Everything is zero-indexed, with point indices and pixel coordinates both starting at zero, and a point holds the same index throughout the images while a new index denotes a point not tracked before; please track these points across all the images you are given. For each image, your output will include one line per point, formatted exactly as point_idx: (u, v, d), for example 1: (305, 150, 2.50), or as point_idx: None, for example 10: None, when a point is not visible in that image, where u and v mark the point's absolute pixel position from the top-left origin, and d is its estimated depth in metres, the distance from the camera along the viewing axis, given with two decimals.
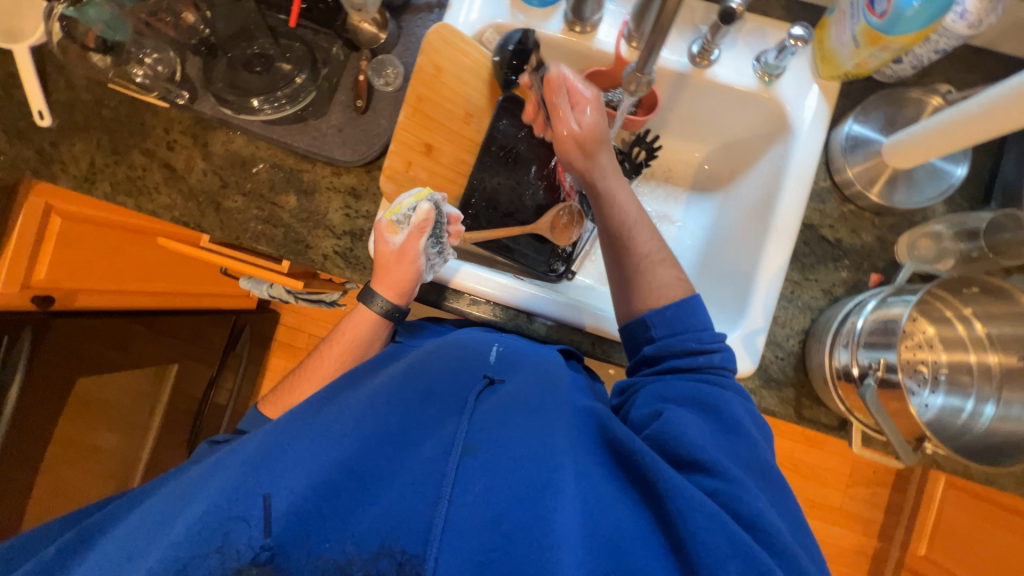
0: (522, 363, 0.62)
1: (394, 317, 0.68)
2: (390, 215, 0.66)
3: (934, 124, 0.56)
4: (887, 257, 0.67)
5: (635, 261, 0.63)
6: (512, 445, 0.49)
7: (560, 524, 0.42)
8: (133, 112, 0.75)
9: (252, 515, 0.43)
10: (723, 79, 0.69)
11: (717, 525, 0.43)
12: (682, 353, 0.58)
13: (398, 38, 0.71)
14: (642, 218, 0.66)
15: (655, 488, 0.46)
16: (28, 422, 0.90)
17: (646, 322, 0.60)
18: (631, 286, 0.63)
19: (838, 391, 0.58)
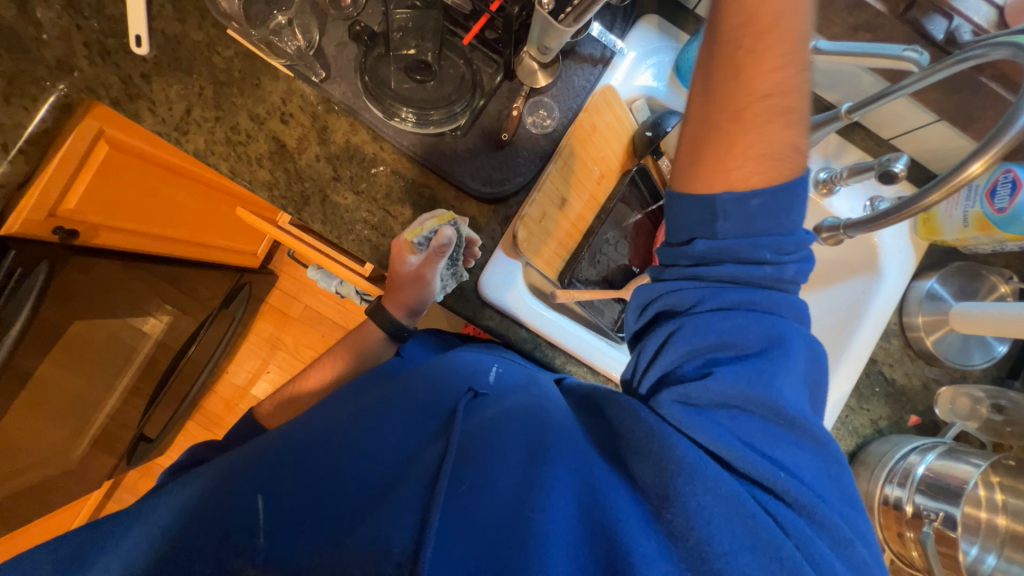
0: (516, 386, 0.61)
1: (400, 336, 0.72)
2: (410, 236, 0.62)
3: (1011, 310, 0.64)
4: (926, 403, 0.76)
5: (738, 106, 0.44)
6: (504, 452, 0.50)
7: (551, 529, 0.42)
8: (248, 68, 0.68)
9: (254, 507, 0.50)
10: (839, 213, 0.75)
11: (734, 511, 0.41)
12: (734, 263, 0.47)
13: (556, 81, 0.69)
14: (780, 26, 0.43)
15: (665, 467, 0.44)
16: (19, 368, 0.77)
17: (714, 209, 0.46)
18: (721, 148, 0.45)
19: (880, 518, 0.66)
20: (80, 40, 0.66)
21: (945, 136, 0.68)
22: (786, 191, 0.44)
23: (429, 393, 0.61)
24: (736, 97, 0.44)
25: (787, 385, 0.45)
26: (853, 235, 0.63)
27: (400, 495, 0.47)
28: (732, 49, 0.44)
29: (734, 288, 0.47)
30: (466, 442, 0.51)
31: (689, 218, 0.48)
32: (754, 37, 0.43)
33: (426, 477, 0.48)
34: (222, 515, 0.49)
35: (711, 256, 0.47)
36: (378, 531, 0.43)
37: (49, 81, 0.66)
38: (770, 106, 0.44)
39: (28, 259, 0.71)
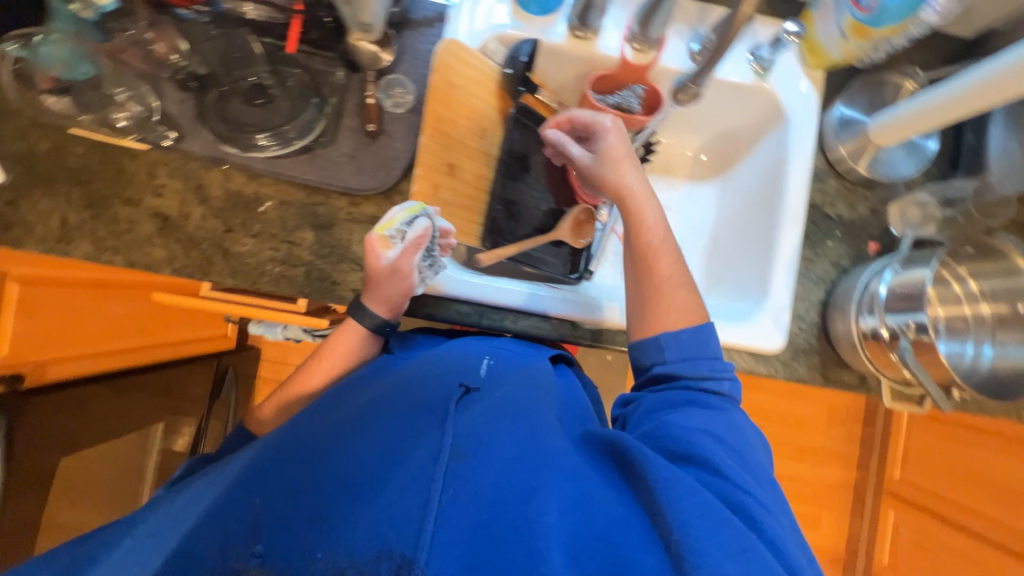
0: (508, 380, 0.62)
1: (384, 331, 0.66)
2: (382, 230, 0.61)
3: (918, 106, 0.62)
4: (881, 226, 0.74)
5: (656, 284, 0.62)
6: (503, 448, 0.51)
7: (549, 530, 0.44)
8: (106, 157, 0.67)
9: (247, 521, 0.46)
10: (724, 76, 0.74)
11: (705, 510, 0.46)
12: (690, 372, 0.60)
13: (401, 56, 0.68)
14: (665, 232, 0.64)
15: (644, 482, 0.49)
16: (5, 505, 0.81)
17: (659, 342, 0.60)
18: (649, 304, 0.62)
19: (867, 352, 0.64)
20: None
21: None
22: (704, 325, 0.61)
23: (420, 390, 0.58)
24: (646, 269, 0.64)
25: (730, 433, 0.56)
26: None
27: (401, 495, 0.46)
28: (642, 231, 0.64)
29: (686, 376, 0.60)
30: (468, 439, 0.51)
31: (645, 349, 0.62)
32: (628, 201, 0.64)
33: (426, 473, 0.48)
34: (207, 527, 0.46)
35: (666, 376, 0.60)
36: (377, 538, 0.43)
37: None
38: (674, 273, 0.64)
39: None
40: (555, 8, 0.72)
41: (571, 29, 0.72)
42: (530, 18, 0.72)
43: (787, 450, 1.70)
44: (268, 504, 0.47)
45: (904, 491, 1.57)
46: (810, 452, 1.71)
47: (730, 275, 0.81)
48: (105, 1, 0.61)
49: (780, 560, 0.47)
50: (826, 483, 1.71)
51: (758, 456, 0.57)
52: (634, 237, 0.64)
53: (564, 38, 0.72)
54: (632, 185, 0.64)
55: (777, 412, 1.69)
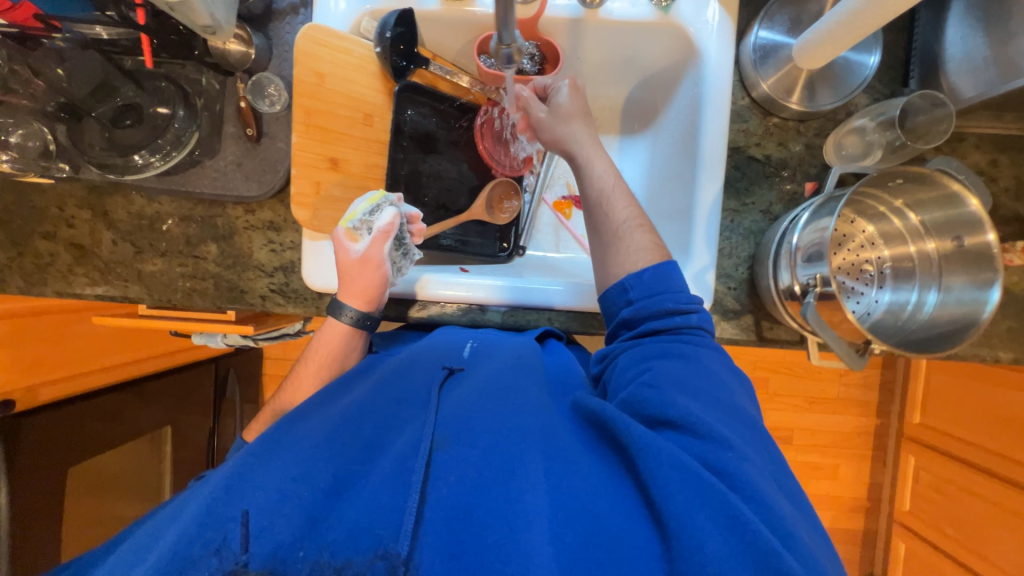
0: (493, 357, 0.59)
1: (367, 324, 0.63)
2: (346, 223, 0.63)
3: (836, 17, 0.53)
4: (818, 162, 0.66)
5: (613, 228, 0.61)
6: (489, 426, 0.46)
7: (538, 510, 0.40)
8: (19, 197, 0.70)
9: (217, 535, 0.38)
10: (620, 16, 0.66)
11: (685, 474, 0.41)
12: (659, 314, 0.56)
13: (270, 51, 0.66)
14: (615, 179, 0.62)
15: (628, 452, 0.44)
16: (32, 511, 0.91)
17: (623, 286, 0.58)
18: (610, 251, 0.60)
19: (787, 309, 0.59)
20: None
21: None
22: (667, 261, 0.58)
23: (403, 380, 0.55)
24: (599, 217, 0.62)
25: (718, 392, 0.51)
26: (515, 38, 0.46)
27: (382, 491, 0.41)
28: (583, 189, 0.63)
29: (649, 317, 0.57)
30: (450, 423, 0.47)
31: (612, 300, 0.60)
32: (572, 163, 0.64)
33: (405, 466, 0.43)
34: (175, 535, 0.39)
35: (636, 321, 0.57)
36: (358, 539, 0.38)
37: None
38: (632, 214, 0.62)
39: None
40: None
41: None
42: None
43: (796, 400, 1.62)
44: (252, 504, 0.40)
45: (928, 435, 1.47)
46: (822, 401, 1.62)
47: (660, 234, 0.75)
48: None
49: (800, 542, 0.40)
50: (843, 432, 1.63)
51: (749, 407, 0.52)
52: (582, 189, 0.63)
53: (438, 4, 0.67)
54: (580, 143, 0.64)
55: (784, 364, 1.61)
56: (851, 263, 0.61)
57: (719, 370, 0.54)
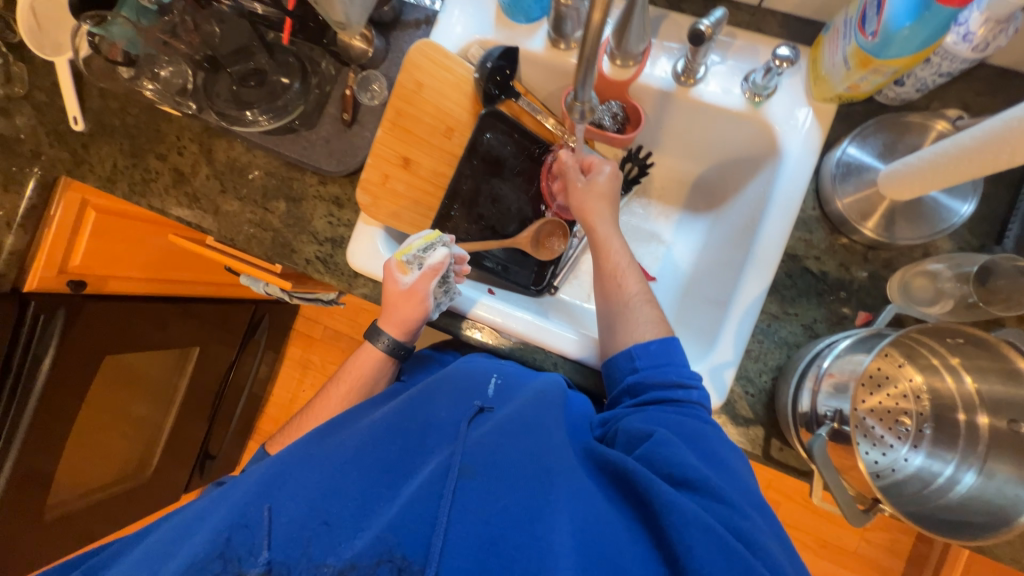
0: (519, 391, 0.61)
1: (399, 353, 0.70)
2: (400, 256, 0.65)
3: (933, 155, 0.51)
4: (878, 295, 0.62)
5: (622, 299, 0.66)
6: (510, 466, 0.49)
7: (561, 548, 0.43)
8: (151, 119, 0.82)
9: (255, 525, 0.47)
10: (710, 99, 0.67)
11: (712, 537, 0.43)
12: (665, 384, 0.59)
13: (385, 54, 0.73)
14: (629, 259, 0.70)
15: (649, 506, 0.47)
16: (66, 385, 0.99)
17: (629, 354, 0.62)
18: (619, 321, 0.66)
19: (799, 435, 0.55)
20: (43, 131, 0.86)
21: None
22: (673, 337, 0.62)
23: (433, 404, 0.58)
24: (612, 287, 0.68)
25: (730, 474, 0.52)
26: (588, 99, 0.51)
27: (415, 500, 0.46)
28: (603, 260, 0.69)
29: (653, 385, 0.59)
30: (475, 455, 0.50)
31: (616, 368, 0.64)
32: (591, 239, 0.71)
33: (436, 486, 0.48)
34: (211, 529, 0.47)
35: (637, 390, 0.60)
36: (380, 540, 0.44)
37: (27, 168, 0.86)
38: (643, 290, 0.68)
39: (46, 309, 0.94)
40: (539, 18, 0.71)
41: (551, 40, 0.71)
42: (515, 26, 0.72)
43: (806, 539, 1.46)
44: (284, 505, 0.48)
45: None
46: (835, 549, 1.45)
47: (693, 318, 0.74)
48: None
49: None
50: None
51: (760, 492, 0.54)
52: (599, 262, 0.70)
53: (543, 49, 0.72)
54: (601, 219, 0.71)
55: (801, 495, 1.47)
56: (887, 410, 0.57)
57: (730, 454, 0.55)
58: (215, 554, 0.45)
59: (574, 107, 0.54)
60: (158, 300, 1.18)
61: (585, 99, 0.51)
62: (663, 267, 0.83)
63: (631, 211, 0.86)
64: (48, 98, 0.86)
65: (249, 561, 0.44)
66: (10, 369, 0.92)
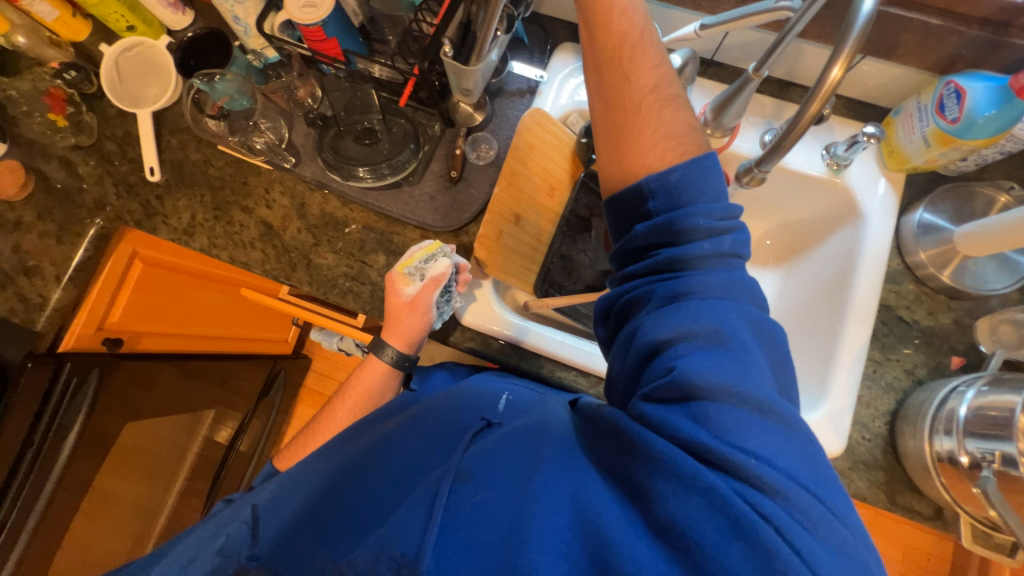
0: (526, 408, 0.58)
1: (405, 366, 0.71)
2: (402, 268, 0.68)
3: (1012, 219, 0.59)
4: (967, 340, 0.68)
5: (633, 101, 0.50)
6: (498, 463, 0.46)
7: (538, 536, 0.39)
8: (238, 171, 0.80)
9: (251, 526, 0.53)
10: (795, 166, 0.75)
11: (712, 503, 0.36)
12: (676, 253, 0.45)
13: (491, 118, 0.78)
14: (651, 46, 0.52)
15: (643, 465, 0.40)
16: (84, 456, 0.88)
17: (642, 191, 0.47)
18: (623, 135, 0.50)
19: (942, 478, 0.57)
20: (111, 182, 0.82)
21: (881, 71, 0.69)
22: (699, 159, 0.47)
23: (438, 421, 0.58)
24: (622, 102, 0.50)
25: (751, 384, 0.40)
26: (768, 170, 0.59)
27: (406, 510, 0.45)
28: (611, 56, 0.51)
29: (669, 262, 0.45)
30: (470, 456, 0.48)
31: (623, 213, 0.50)
32: (626, 50, 0.51)
33: (428, 489, 0.46)
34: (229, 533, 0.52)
35: (652, 242, 0.47)
36: (382, 538, 0.43)
37: (89, 219, 0.81)
38: (660, 102, 0.50)
39: (81, 369, 0.84)
40: None
41: None
42: None
43: None
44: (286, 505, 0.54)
45: None
46: None
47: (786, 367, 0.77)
48: (271, 55, 0.79)
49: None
50: None
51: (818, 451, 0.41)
52: (599, 46, 0.52)
53: None
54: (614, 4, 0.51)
55: None
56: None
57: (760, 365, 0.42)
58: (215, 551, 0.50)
59: (750, 170, 0.61)
60: (165, 360, 1.04)
61: (766, 167, 0.58)
62: None
63: None
64: (118, 147, 0.83)
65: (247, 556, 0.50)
66: (30, 444, 0.78)
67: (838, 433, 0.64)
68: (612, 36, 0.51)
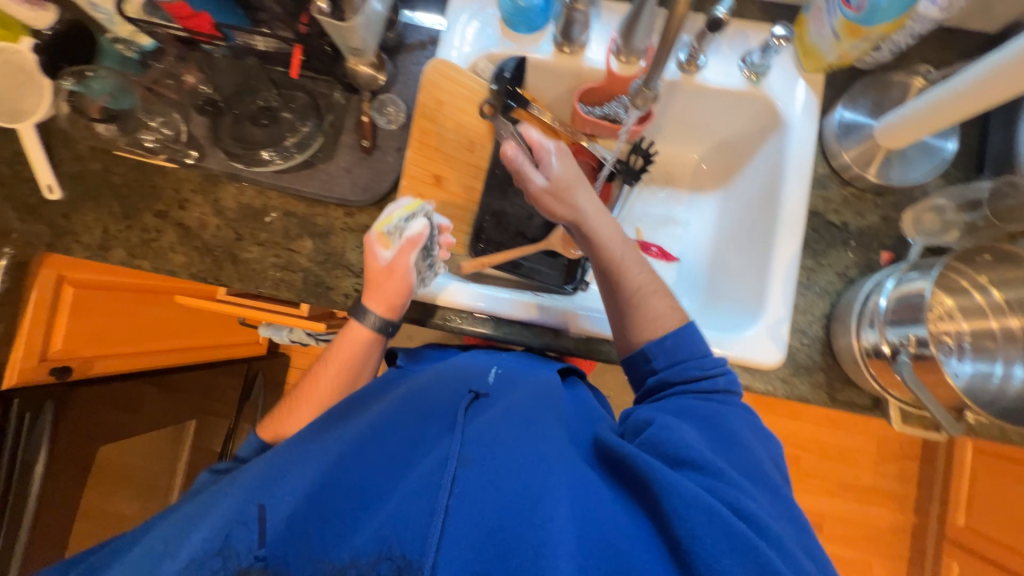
0: (514, 384, 0.61)
1: (389, 331, 0.65)
2: (380, 228, 0.63)
3: (925, 104, 0.58)
4: (894, 234, 0.69)
5: (626, 293, 0.61)
6: (507, 448, 0.48)
7: (554, 533, 0.41)
8: (141, 175, 0.76)
9: (253, 522, 0.45)
10: (713, 83, 0.72)
11: (716, 519, 0.41)
12: (684, 382, 0.56)
13: (396, 77, 0.74)
14: (630, 251, 0.63)
15: (650, 491, 0.45)
16: (54, 484, 0.89)
17: (645, 355, 0.59)
18: (627, 317, 0.61)
19: (871, 370, 0.59)
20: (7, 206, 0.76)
21: None
22: (687, 326, 0.59)
23: (430, 399, 0.58)
24: (617, 290, 0.62)
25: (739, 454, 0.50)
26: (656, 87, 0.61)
27: (410, 505, 0.44)
28: (598, 259, 0.63)
29: (676, 382, 0.56)
30: (476, 444, 0.49)
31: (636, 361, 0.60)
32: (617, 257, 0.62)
33: (433, 478, 0.46)
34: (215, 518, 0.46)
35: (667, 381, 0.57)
36: (381, 536, 0.43)
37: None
38: (650, 280, 0.62)
39: (33, 403, 0.84)
40: (542, 26, 0.74)
41: (557, 46, 0.74)
42: (519, 37, 0.75)
43: (828, 484, 1.55)
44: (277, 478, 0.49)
45: (969, 541, 1.39)
46: (855, 489, 1.55)
47: (729, 289, 0.77)
48: (145, 42, 0.73)
49: None
50: (876, 526, 1.54)
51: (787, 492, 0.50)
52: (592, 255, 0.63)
53: (551, 54, 0.75)
54: (586, 214, 0.64)
55: (818, 445, 1.55)
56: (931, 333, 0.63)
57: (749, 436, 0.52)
58: (215, 552, 0.43)
59: (642, 94, 0.62)
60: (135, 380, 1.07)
61: (654, 84, 0.60)
62: (685, 246, 0.87)
63: (646, 200, 0.89)
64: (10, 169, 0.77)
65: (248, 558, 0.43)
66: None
67: (779, 344, 0.66)
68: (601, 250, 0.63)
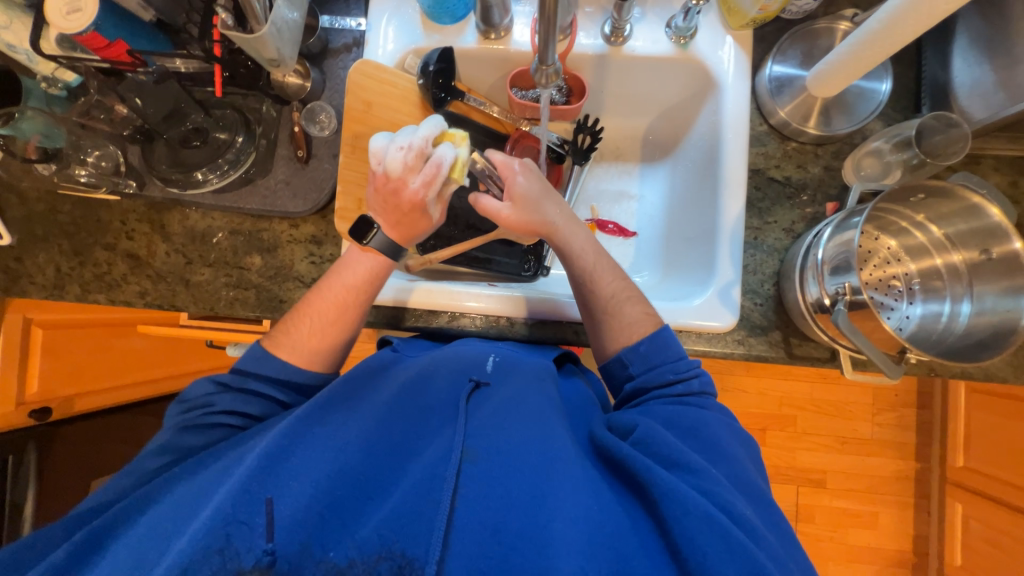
0: (515, 370, 0.60)
1: None
2: (461, 175, 0.57)
3: (846, 49, 0.58)
4: (837, 183, 0.68)
5: (601, 304, 0.62)
6: (515, 448, 0.49)
7: (561, 536, 0.43)
8: (87, 211, 0.76)
9: (256, 519, 0.42)
10: (641, 52, 0.71)
11: (713, 525, 0.43)
12: (662, 386, 0.57)
13: (324, 84, 0.73)
14: (601, 259, 0.65)
15: (649, 494, 0.47)
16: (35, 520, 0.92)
17: (621, 361, 0.60)
18: (601, 325, 0.62)
19: (818, 322, 0.59)
20: None
21: None
22: (660, 331, 0.60)
23: (431, 389, 0.57)
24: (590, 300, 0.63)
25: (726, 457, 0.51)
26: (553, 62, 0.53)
27: (420, 508, 0.45)
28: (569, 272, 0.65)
29: (653, 387, 0.58)
30: (483, 441, 0.50)
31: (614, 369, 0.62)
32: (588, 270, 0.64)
33: (437, 472, 0.47)
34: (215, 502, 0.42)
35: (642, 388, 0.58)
36: (382, 537, 0.43)
37: None
38: (622, 285, 0.64)
39: None
40: (464, 15, 0.73)
41: (481, 34, 0.73)
42: (443, 28, 0.74)
43: (827, 440, 1.54)
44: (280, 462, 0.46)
45: (970, 480, 1.40)
46: (856, 442, 1.54)
47: (682, 256, 0.77)
48: (69, 78, 0.72)
49: None
50: (879, 477, 1.53)
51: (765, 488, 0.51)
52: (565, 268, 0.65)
53: (476, 43, 0.74)
54: (557, 224, 0.64)
55: (814, 403, 1.55)
56: (879, 279, 0.63)
57: (730, 437, 0.53)
58: (214, 551, 0.40)
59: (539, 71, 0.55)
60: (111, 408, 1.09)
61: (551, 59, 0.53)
62: (641, 219, 0.86)
63: (597, 178, 0.88)
64: None
65: (248, 554, 0.41)
66: None
67: (728, 311, 0.65)
68: (571, 261, 0.64)
